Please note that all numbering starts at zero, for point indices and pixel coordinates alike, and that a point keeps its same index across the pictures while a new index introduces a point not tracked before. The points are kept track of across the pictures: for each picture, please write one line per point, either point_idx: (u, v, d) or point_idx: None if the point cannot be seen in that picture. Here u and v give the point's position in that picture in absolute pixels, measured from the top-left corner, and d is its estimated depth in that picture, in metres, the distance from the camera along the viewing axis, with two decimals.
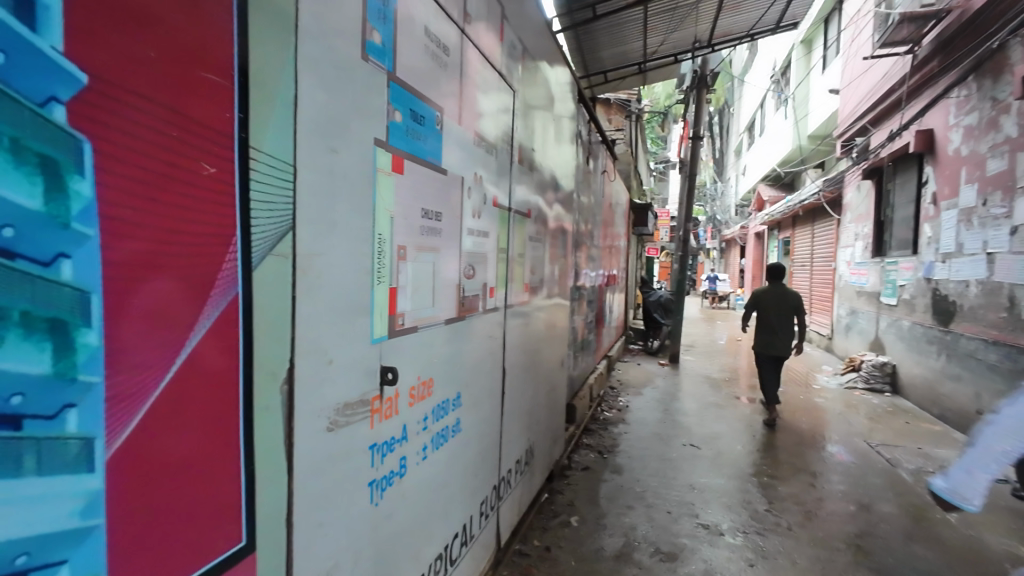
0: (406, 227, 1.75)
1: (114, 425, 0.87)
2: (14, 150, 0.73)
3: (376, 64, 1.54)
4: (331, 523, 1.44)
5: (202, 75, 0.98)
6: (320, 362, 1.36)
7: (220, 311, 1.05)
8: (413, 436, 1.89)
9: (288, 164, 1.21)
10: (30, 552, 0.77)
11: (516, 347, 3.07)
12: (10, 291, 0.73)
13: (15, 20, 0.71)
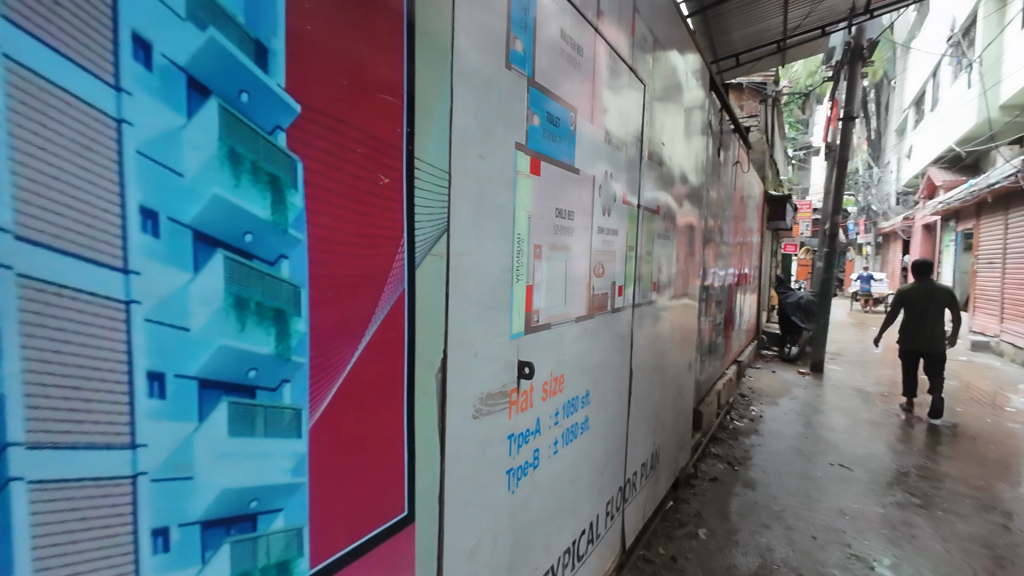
0: (542, 227, 1.81)
1: (315, 399, 1.03)
2: (254, 172, 0.88)
3: (518, 71, 1.61)
4: (474, 505, 1.54)
5: (380, 96, 1.12)
6: (467, 355, 1.46)
7: (391, 304, 1.18)
8: (546, 430, 1.94)
9: (444, 171, 1.32)
10: (260, 499, 0.94)
11: (643, 347, 2.99)
12: (249, 285, 0.89)
13: (254, 64, 0.86)
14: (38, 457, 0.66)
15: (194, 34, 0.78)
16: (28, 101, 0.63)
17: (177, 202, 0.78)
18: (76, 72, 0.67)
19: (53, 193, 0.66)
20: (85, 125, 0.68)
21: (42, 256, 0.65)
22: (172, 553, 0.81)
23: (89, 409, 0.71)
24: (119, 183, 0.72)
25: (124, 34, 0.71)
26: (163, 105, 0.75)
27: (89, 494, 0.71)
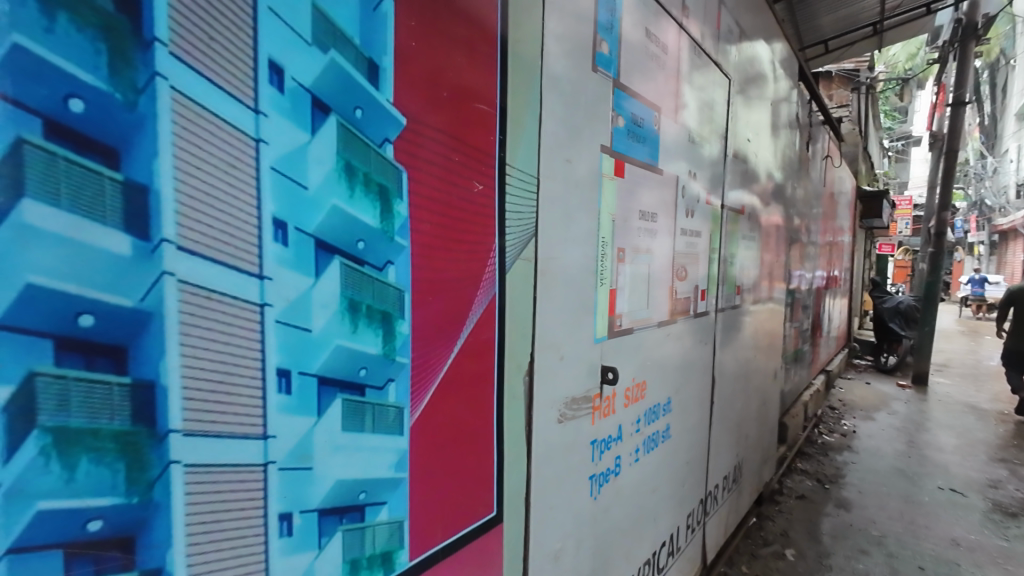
0: (625, 229, 1.78)
1: (415, 398, 1.07)
2: (366, 183, 0.94)
3: (604, 73, 1.59)
4: (558, 509, 1.54)
5: (477, 105, 1.15)
6: (553, 359, 1.46)
7: (484, 307, 1.21)
8: (628, 437, 1.90)
9: (533, 176, 1.34)
10: (367, 491, 0.99)
11: (726, 354, 2.85)
12: (361, 290, 0.95)
13: (368, 83, 0.92)
14: (191, 444, 0.74)
15: (318, 58, 0.85)
16: (189, 126, 0.71)
17: (303, 212, 0.85)
18: (225, 98, 0.74)
19: (205, 207, 0.73)
20: (231, 146, 0.75)
21: (197, 263, 0.72)
22: (295, 537, 0.88)
23: (231, 402, 0.78)
24: (257, 196, 0.79)
25: (262, 61, 0.78)
26: (292, 124, 0.82)
27: (230, 480, 0.78)
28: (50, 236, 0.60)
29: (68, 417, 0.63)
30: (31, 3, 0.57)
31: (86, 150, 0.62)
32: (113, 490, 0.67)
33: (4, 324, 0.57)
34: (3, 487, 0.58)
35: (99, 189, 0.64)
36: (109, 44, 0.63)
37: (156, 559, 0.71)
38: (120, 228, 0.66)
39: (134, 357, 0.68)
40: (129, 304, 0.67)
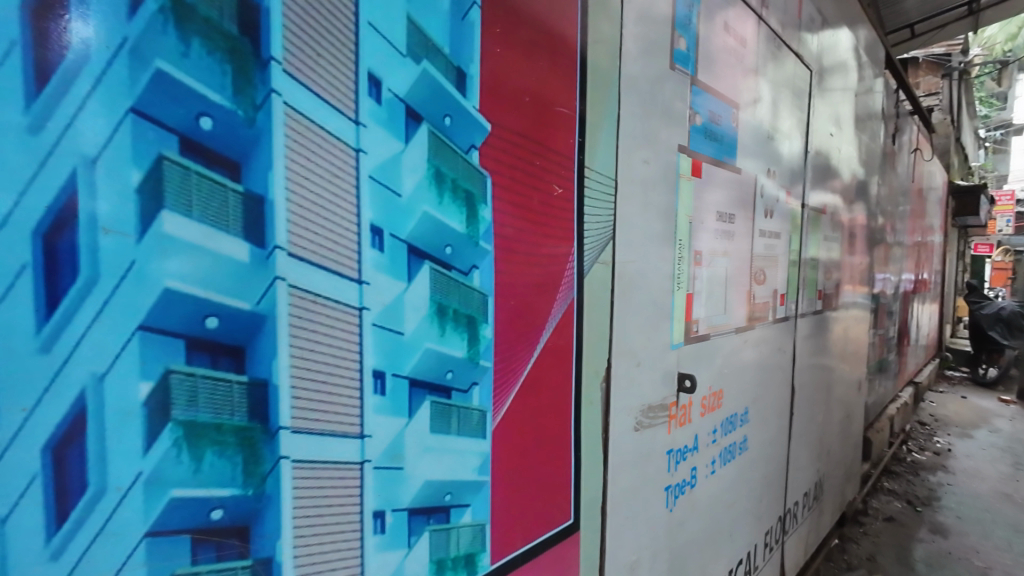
0: (702, 231, 1.72)
1: (497, 402, 1.08)
2: (454, 189, 0.96)
3: (682, 71, 1.55)
4: (634, 520, 1.49)
5: (557, 108, 1.15)
6: (630, 365, 1.43)
7: (563, 311, 1.20)
8: (704, 448, 1.83)
9: (611, 178, 1.32)
10: (452, 493, 1.00)
11: (807, 362, 2.68)
12: (449, 294, 0.96)
13: (456, 91, 0.94)
14: (298, 440, 0.77)
15: (411, 69, 0.88)
16: (299, 139, 0.74)
17: (397, 219, 0.87)
18: (330, 111, 0.78)
19: (312, 215, 0.77)
20: (334, 156, 0.79)
21: (305, 269, 0.76)
22: (387, 534, 0.90)
23: (333, 401, 0.81)
24: (357, 204, 0.82)
25: (362, 74, 0.81)
26: (388, 133, 0.85)
27: (331, 476, 0.81)
28: (184, 245, 0.65)
29: (197, 412, 0.68)
30: (172, 30, 0.63)
31: (213, 164, 0.67)
32: (233, 481, 0.71)
33: (146, 325, 0.63)
34: (143, 474, 0.64)
35: (224, 200, 0.69)
36: (233, 65, 0.68)
37: (267, 549, 0.75)
38: (240, 236, 0.70)
39: (251, 357, 0.72)
40: (247, 307, 0.71)
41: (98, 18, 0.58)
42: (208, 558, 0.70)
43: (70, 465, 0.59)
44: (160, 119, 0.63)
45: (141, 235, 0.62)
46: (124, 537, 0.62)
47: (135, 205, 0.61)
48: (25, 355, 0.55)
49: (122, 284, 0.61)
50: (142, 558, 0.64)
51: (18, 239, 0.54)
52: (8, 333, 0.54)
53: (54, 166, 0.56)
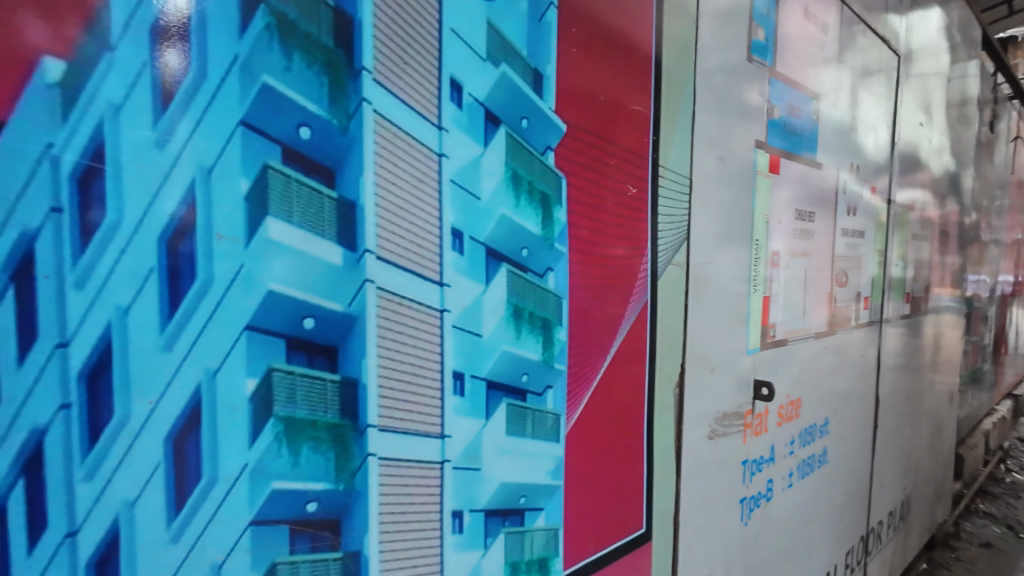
0: (780, 231, 1.63)
1: (571, 405, 1.06)
2: (530, 191, 0.95)
3: (760, 62, 1.48)
4: (708, 532, 1.43)
5: (631, 106, 1.13)
6: (705, 370, 1.37)
7: (637, 314, 1.18)
8: (781, 459, 1.73)
9: (686, 177, 1.28)
10: (527, 496, 1.00)
11: (893, 371, 2.49)
12: (525, 296, 0.96)
13: (533, 93, 0.94)
14: (385, 438, 0.79)
15: (490, 72, 0.88)
16: (387, 145, 0.76)
17: (477, 222, 0.88)
18: (415, 117, 0.79)
19: (398, 218, 0.79)
20: (419, 161, 0.80)
21: (391, 271, 0.78)
22: (465, 534, 0.91)
23: (416, 401, 0.83)
24: (439, 208, 0.83)
25: (445, 80, 0.83)
26: (469, 137, 0.86)
27: (414, 475, 0.83)
28: (285, 248, 0.68)
29: (295, 408, 0.71)
30: (276, 46, 0.66)
31: (311, 172, 0.70)
32: (326, 476, 0.74)
33: (252, 325, 0.66)
34: (249, 466, 0.67)
35: (320, 206, 0.71)
36: (329, 76, 0.71)
37: (355, 543, 0.77)
38: (334, 240, 0.73)
39: (342, 357, 0.74)
40: (340, 309, 0.74)
41: (215, 38, 0.62)
42: (303, 548, 0.73)
43: (188, 455, 0.63)
44: (265, 130, 0.66)
45: (249, 240, 0.65)
46: (232, 525, 0.66)
47: (243, 212, 0.65)
48: (151, 351, 0.60)
49: (232, 287, 0.65)
50: (247, 546, 0.68)
51: (147, 244, 0.59)
52: (138, 331, 0.59)
53: (177, 177, 0.61)
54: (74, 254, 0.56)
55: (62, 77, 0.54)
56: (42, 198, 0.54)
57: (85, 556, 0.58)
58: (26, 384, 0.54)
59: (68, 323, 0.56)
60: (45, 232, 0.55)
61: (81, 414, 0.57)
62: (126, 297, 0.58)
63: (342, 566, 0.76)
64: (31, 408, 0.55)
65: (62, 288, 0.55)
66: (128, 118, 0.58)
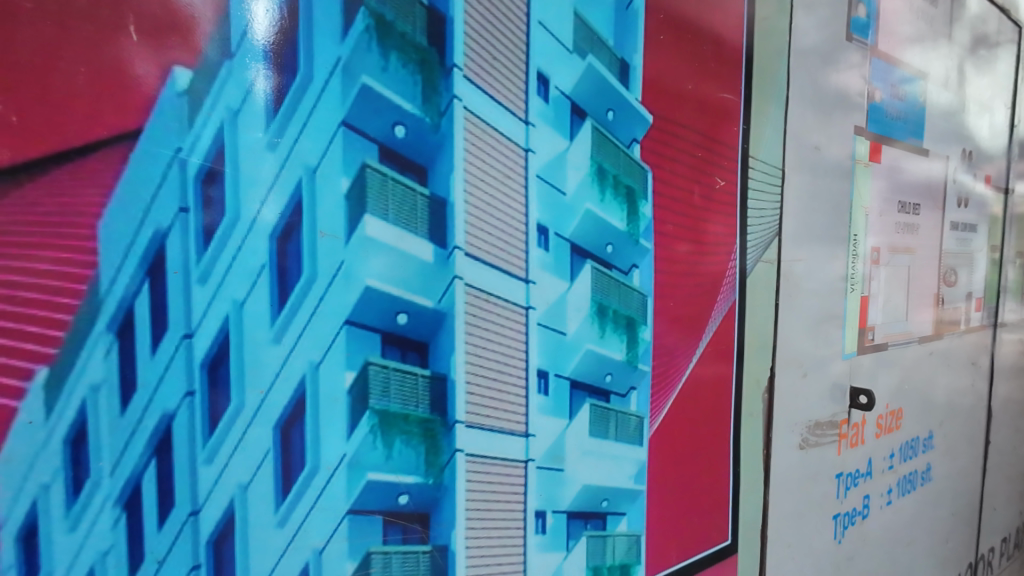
0: (881, 225, 1.49)
1: (655, 408, 1.03)
2: (615, 185, 0.92)
3: (861, 42, 1.36)
4: (798, 549, 1.33)
5: (719, 94, 1.08)
6: (796, 375, 1.28)
7: (724, 313, 1.12)
8: (878, 474, 1.58)
9: (778, 168, 1.20)
10: (609, 500, 0.97)
11: (1009, 381, 2.22)
12: (610, 293, 0.93)
13: (619, 84, 0.91)
14: (473, 434, 0.79)
15: (577, 64, 0.86)
16: (476, 142, 0.76)
17: (562, 218, 0.86)
18: (503, 112, 0.79)
19: (487, 214, 0.78)
20: (507, 157, 0.80)
21: (479, 268, 0.78)
22: (548, 535, 0.89)
23: (502, 399, 0.82)
24: (526, 204, 0.82)
25: (532, 74, 0.81)
26: (555, 132, 0.84)
27: (499, 473, 0.83)
28: (381, 245, 0.70)
29: (389, 402, 0.72)
30: (375, 47, 0.68)
31: (406, 170, 0.71)
32: (416, 470, 0.75)
33: (351, 320, 0.68)
34: (347, 457, 0.69)
35: (413, 203, 0.72)
36: (423, 75, 0.71)
37: (443, 537, 0.78)
38: (426, 237, 0.73)
39: (433, 352, 0.75)
40: (431, 306, 0.75)
41: (320, 42, 0.64)
42: (395, 540, 0.74)
43: (294, 443, 0.66)
44: (364, 130, 0.68)
45: (349, 236, 0.67)
46: (332, 512, 0.69)
47: (344, 210, 0.67)
48: (263, 343, 0.63)
49: (334, 282, 0.67)
50: (345, 534, 0.70)
51: (259, 242, 0.62)
52: (251, 325, 0.62)
53: (286, 177, 0.63)
54: (198, 250, 0.60)
55: (189, 85, 0.58)
56: (172, 199, 0.58)
57: (205, 534, 0.61)
58: (157, 373, 0.58)
59: (193, 316, 0.59)
60: (174, 230, 0.58)
61: (202, 401, 0.60)
62: (242, 292, 0.61)
63: (431, 560, 0.77)
64: (161, 395, 0.59)
65: (188, 283, 0.59)
66: (244, 122, 0.61)
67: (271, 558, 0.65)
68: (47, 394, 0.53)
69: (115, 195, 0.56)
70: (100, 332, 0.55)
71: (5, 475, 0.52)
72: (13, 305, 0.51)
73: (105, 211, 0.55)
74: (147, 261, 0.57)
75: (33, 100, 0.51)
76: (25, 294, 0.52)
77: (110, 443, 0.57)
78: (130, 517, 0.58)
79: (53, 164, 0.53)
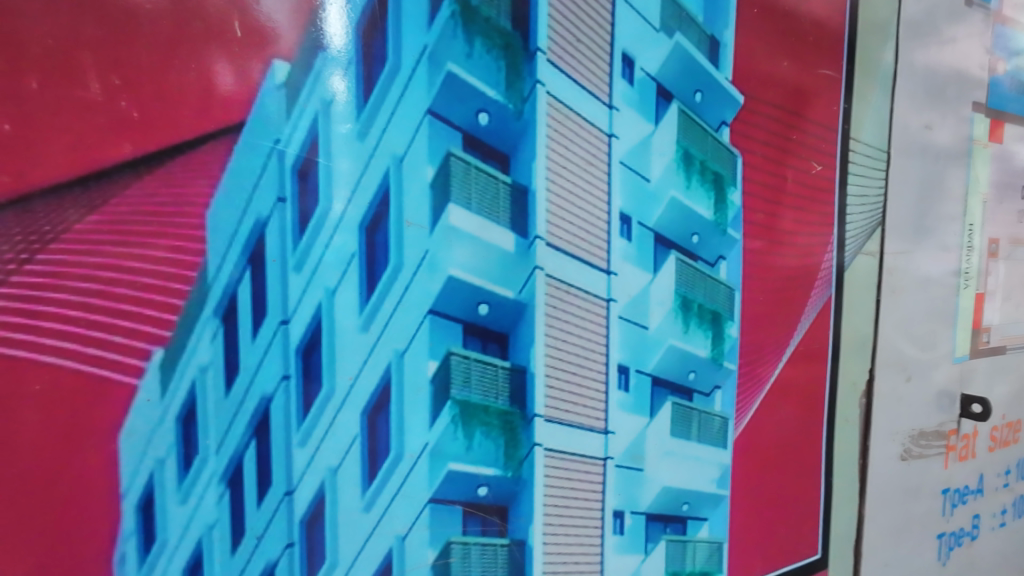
0: (1001, 213, 1.33)
1: (741, 409, 0.97)
2: (702, 171, 0.87)
3: (982, 6, 1.21)
4: (896, 569, 1.21)
5: (818, 72, 1.00)
6: (899, 378, 1.17)
7: (817, 310, 1.04)
8: (991, 492, 1.42)
9: (881, 151, 1.10)
10: (690, 504, 0.92)
11: None
12: (695, 286, 0.88)
13: (709, 63, 0.86)
14: (553, 429, 0.77)
15: (664, 43, 0.82)
16: (559, 128, 0.74)
17: (646, 206, 0.83)
18: (586, 97, 0.76)
19: (570, 202, 0.76)
20: (589, 143, 0.77)
21: (561, 258, 0.76)
22: (626, 537, 0.86)
23: (581, 394, 0.79)
24: (608, 191, 0.79)
25: (617, 55, 0.78)
26: (640, 115, 0.81)
27: (578, 469, 0.81)
28: (464, 234, 0.69)
29: (469, 392, 0.72)
30: (460, 33, 0.67)
31: (489, 158, 0.70)
32: (496, 462, 0.74)
33: (435, 309, 0.68)
34: (429, 446, 0.70)
35: (496, 192, 0.71)
36: (506, 60, 0.70)
37: (521, 532, 0.76)
38: (508, 226, 0.72)
39: (513, 344, 0.74)
40: (512, 296, 0.73)
41: (407, 29, 0.64)
42: (474, 531, 0.73)
43: (379, 430, 0.66)
44: (449, 119, 0.67)
45: (433, 226, 0.67)
46: (414, 500, 0.69)
47: (429, 199, 0.67)
48: (352, 331, 0.64)
49: (418, 272, 0.67)
50: (426, 522, 0.70)
51: (349, 231, 0.63)
52: (342, 312, 0.63)
53: (374, 167, 0.64)
54: (294, 239, 0.61)
55: (287, 78, 0.60)
56: (271, 189, 0.60)
57: (299, 513, 0.64)
58: (257, 357, 0.61)
59: (289, 303, 0.61)
60: (273, 219, 0.60)
61: (297, 385, 0.62)
62: (333, 280, 0.63)
63: (509, 554, 0.76)
64: (260, 379, 0.61)
65: (284, 270, 0.61)
66: (336, 113, 0.62)
67: (358, 541, 0.67)
68: (163, 374, 0.56)
69: (221, 186, 0.58)
70: (207, 316, 0.58)
71: (126, 447, 0.55)
72: (135, 290, 0.55)
73: (212, 202, 0.58)
74: (248, 250, 0.59)
75: (152, 97, 0.54)
76: (144, 280, 0.55)
77: (216, 422, 0.59)
78: (232, 493, 0.61)
79: (168, 157, 0.55)
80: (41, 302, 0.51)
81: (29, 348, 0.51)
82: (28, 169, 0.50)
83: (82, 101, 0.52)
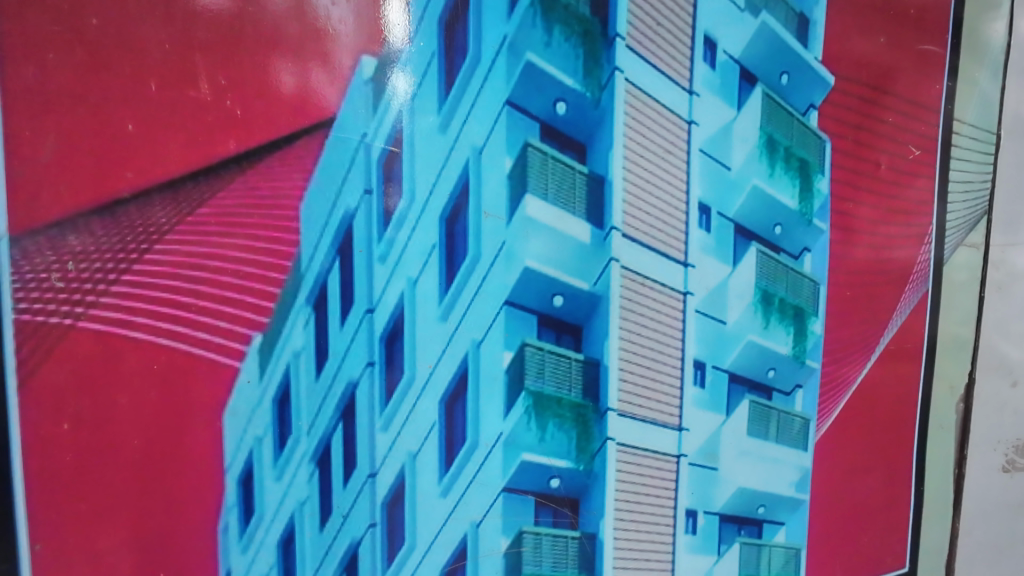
0: None
1: (824, 410, 0.91)
2: (788, 158, 0.83)
3: None
4: None
5: (920, 47, 0.92)
6: (1006, 384, 1.06)
7: (912, 307, 0.97)
8: None
9: (991, 132, 1.00)
10: (766, 506, 0.89)
11: None
12: (776, 280, 0.84)
13: (797, 43, 0.81)
14: (626, 424, 0.76)
15: (749, 23, 0.78)
16: (638, 115, 0.72)
17: (726, 196, 0.79)
18: (666, 83, 0.73)
19: (648, 192, 0.74)
20: (668, 131, 0.74)
21: (637, 250, 0.74)
22: (699, 536, 0.83)
23: (656, 389, 0.77)
24: (688, 180, 0.76)
25: (699, 38, 0.75)
26: (722, 101, 0.77)
27: (652, 466, 0.79)
28: (541, 225, 0.69)
29: (544, 384, 0.71)
30: (539, 22, 0.66)
31: (566, 148, 0.69)
32: (568, 455, 0.73)
33: (511, 300, 0.68)
34: (503, 435, 0.70)
35: (573, 182, 0.70)
36: (585, 48, 0.68)
37: (592, 525, 0.75)
38: (584, 217, 0.71)
39: (588, 336, 0.73)
40: (587, 288, 0.72)
41: (488, 20, 0.64)
42: (546, 522, 0.73)
43: (457, 418, 0.68)
44: (527, 109, 0.67)
45: (511, 216, 0.67)
46: (489, 488, 0.70)
47: (507, 190, 0.67)
48: (432, 320, 0.66)
49: (495, 263, 0.67)
50: (500, 510, 0.71)
51: (431, 222, 0.64)
52: (423, 302, 0.65)
53: (455, 159, 0.65)
54: (379, 229, 0.63)
55: (374, 72, 0.61)
56: (358, 181, 0.62)
57: (381, 495, 0.66)
58: (345, 343, 0.63)
59: (374, 292, 0.64)
60: (360, 211, 0.62)
61: (381, 372, 0.65)
62: (415, 270, 0.64)
63: (579, 547, 0.75)
64: (348, 364, 0.63)
65: (370, 261, 0.63)
66: (420, 106, 0.63)
67: (435, 525, 0.69)
68: (261, 357, 0.60)
69: (314, 179, 0.60)
70: (300, 304, 0.61)
71: (230, 425, 0.59)
72: (238, 278, 0.58)
73: (305, 194, 0.60)
74: (337, 240, 0.62)
75: (254, 96, 0.57)
76: (246, 269, 0.59)
77: (308, 404, 0.63)
78: (322, 473, 0.64)
79: (266, 152, 0.58)
80: (158, 288, 0.56)
81: (148, 330, 0.55)
82: (149, 165, 0.55)
83: (195, 102, 0.56)
